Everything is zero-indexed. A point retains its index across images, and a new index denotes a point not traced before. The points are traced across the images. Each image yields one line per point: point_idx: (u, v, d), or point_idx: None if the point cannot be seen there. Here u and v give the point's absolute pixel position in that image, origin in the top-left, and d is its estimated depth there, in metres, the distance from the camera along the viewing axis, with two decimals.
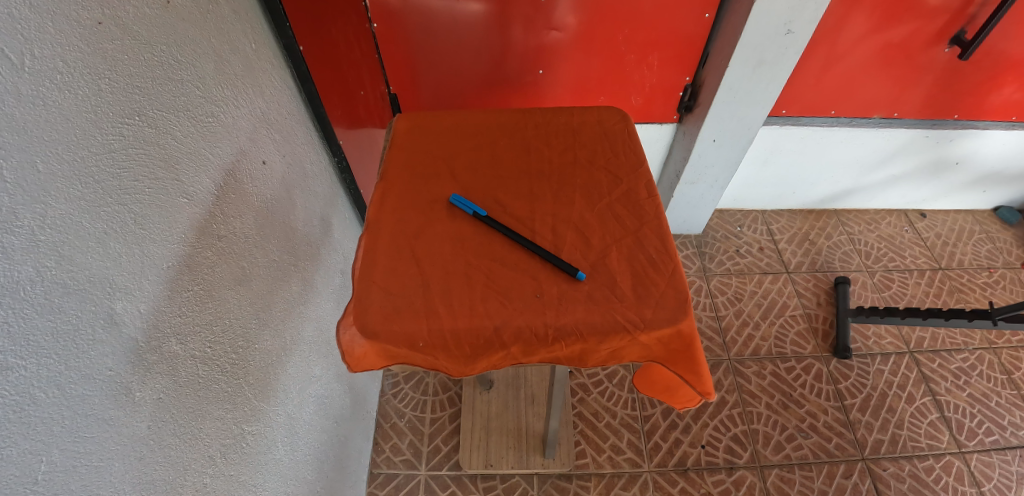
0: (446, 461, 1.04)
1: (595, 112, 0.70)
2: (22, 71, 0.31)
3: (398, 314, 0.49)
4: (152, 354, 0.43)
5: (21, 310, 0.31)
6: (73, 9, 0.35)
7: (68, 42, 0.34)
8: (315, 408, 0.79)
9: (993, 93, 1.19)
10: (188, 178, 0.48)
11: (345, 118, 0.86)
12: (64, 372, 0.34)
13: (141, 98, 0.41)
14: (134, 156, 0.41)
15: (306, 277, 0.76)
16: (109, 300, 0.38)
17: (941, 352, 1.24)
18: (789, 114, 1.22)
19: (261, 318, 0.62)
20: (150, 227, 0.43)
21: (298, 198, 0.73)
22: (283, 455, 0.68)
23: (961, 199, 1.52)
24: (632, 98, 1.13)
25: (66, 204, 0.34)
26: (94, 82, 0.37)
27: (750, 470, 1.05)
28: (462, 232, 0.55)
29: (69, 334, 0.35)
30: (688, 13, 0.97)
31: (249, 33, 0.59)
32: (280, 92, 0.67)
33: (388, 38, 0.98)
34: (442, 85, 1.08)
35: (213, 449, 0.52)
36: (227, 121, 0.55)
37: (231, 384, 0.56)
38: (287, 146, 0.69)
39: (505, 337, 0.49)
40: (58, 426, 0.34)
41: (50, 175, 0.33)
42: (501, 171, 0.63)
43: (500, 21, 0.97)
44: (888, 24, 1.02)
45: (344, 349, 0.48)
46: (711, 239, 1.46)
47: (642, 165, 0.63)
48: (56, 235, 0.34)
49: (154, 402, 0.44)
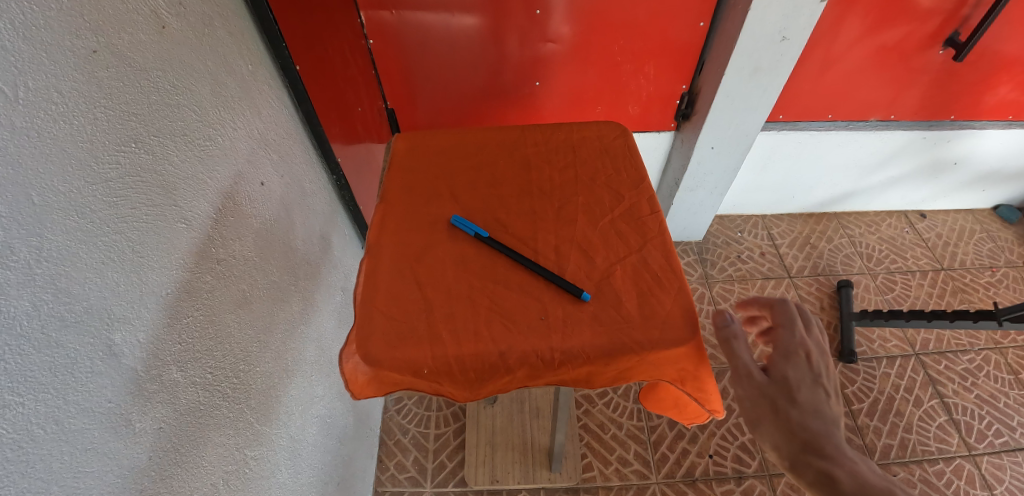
0: (450, 477, 1.03)
1: (594, 127, 0.69)
2: (16, 103, 0.31)
3: (402, 341, 0.48)
4: (151, 384, 0.42)
5: (18, 346, 0.31)
6: (66, 38, 0.34)
7: (62, 72, 0.34)
8: (318, 428, 0.78)
9: (989, 93, 1.19)
10: (187, 203, 0.48)
11: (343, 135, 0.86)
12: (62, 406, 0.34)
13: (137, 125, 0.41)
14: (131, 183, 0.41)
15: (307, 296, 0.76)
16: (106, 331, 0.38)
17: (948, 353, 1.23)
18: (786, 119, 1.22)
19: (262, 341, 0.62)
20: (149, 255, 0.42)
21: (297, 217, 0.73)
22: (286, 477, 0.67)
23: (962, 199, 1.52)
24: (630, 106, 1.13)
25: (62, 236, 0.34)
26: (89, 111, 0.36)
27: (759, 479, 1.03)
28: (464, 254, 0.55)
29: (67, 368, 0.34)
30: (682, 22, 0.97)
31: (245, 54, 0.59)
32: (277, 112, 0.67)
33: (384, 55, 0.99)
34: (440, 98, 1.08)
35: (216, 477, 0.51)
36: (225, 143, 0.55)
37: (233, 409, 0.55)
38: (284, 166, 0.69)
39: (510, 361, 0.48)
40: (57, 462, 0.34)
41: (45, 207, 0.33)
42: (502, 190, 0.62)
43: (495, 34, 0.97)
44: (882, 28, 1.02)
45: (346, 378, 0.48)
46: (712, 245, 1.46)
47: (643, 180, 0.63)
48: (52, 267, 0.33)
49: (155, 433, 0.43)
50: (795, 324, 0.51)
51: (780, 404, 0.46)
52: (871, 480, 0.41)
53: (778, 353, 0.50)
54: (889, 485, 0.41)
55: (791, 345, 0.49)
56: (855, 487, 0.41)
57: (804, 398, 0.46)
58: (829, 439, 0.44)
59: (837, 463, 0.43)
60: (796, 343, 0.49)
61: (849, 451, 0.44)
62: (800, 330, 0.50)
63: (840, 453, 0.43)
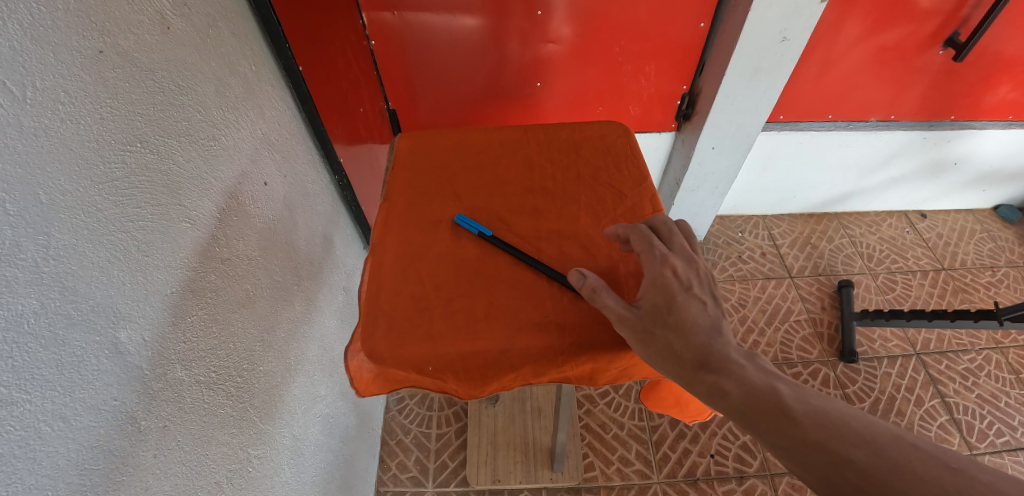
0: (452, 477, 1.03)
1: (596, 126, 0.70)
2: (23, 102, 0.31)
3: (406, 338, 0.48)
4: (156, 382, 0.43)
5: (25, 344, 0.31)
6: (74, 39, 0.35)
7: (69, 72, 0.34)
8: (321, 428, 0.78)
9: (989, 93, 1.20)
10: (191, 202, 0.48)
11: (346, 136, 0.87)
12: (68, 404, 0.34)
13: (143, 125, 0.41)
14: (137, 183, 0.41)
15: (309, 296, 0.76)
16: (112, 329, 0.38)
17: (949, 353, 1.23)
18: (786, 120, 1.23)
19: (265, 341, 0.62)
20: (154, 254, 0.43)
21: (300, 217, 0.73)
22: (289, 476, 0.67)
23: (963, 199, 1.52)
24: (631, 107, 1.14)
25: (69, 234, 0.34)
26: (96, 111, 0.37)
27: (760, 479, 1.03)
28: (468, 252, 0.55)
29: (73, 366, 0.35)
30: (683, 23, 0.97)
31: (249, 55, 0.59)
32: (281, 113, 0.67)
33: (386, 55, 0.99)
34: (441, 99, 1.08)
35: (219, 475, 0.51)
36: (228, 144, 0.55)
37: (236, 408, 0.55)
38: (288, 167, 0.69)
39: (514, 359, 0.48)
40: (64, 459, 0.34)
41: (52, 205, 0.33)
42: (505, 189, 0.63)
43: (496, 35, 0.97)
44: (882, 28, 1.03)
45: (351, 375, 0.48)
46: (713, 246, 1.46)
47: (645, 179, 0.63)
48: (59, 266, 0.34)
49: (160, 431, 0.43)
50: (654, 248, 0.49)
51: (660, 333, 0.44)
52: (756, 383, 0.39)
53: (646, 283, 0.48)
54: (772, 381, 0.40)
55: (653, 265, 0.47)
56: (742, 395, 0.39)
57: (680, 317, 0.44)
58: (715, 351, 0.42)
59: (724, 375, 0.40)
60: (659, 267, 0.47)
61: (735, 357, 0.41)
62: (658, 247, 0.49)
63: (728, 364, 0.41)
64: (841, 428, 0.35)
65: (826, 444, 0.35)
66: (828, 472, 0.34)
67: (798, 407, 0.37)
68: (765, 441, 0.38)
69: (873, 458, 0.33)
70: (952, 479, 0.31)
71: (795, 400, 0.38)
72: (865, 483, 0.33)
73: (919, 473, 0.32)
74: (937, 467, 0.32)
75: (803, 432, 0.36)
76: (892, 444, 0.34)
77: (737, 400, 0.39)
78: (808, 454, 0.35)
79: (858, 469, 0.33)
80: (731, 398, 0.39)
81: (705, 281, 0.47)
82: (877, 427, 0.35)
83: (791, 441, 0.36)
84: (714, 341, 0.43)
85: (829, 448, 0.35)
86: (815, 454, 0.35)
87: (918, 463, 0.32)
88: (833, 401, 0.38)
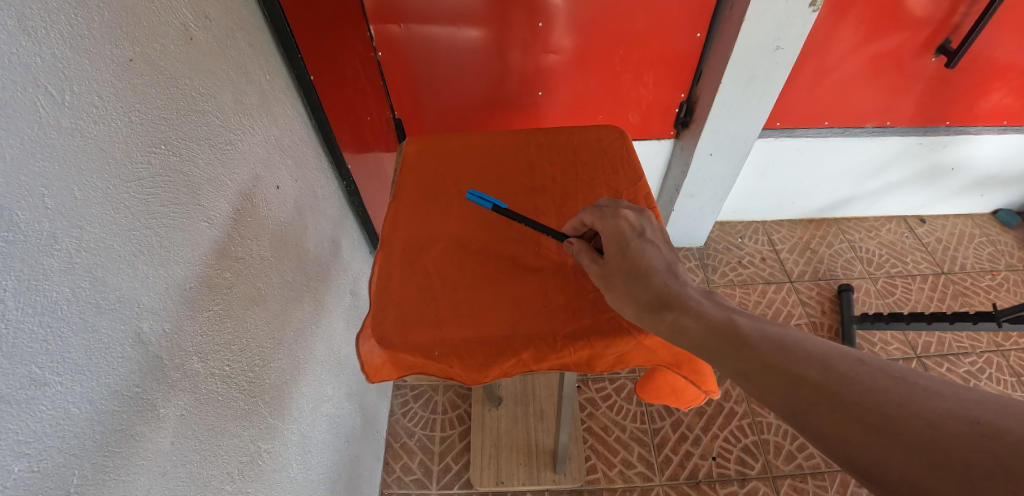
0: (456, 479, 1.04)
1: (595, 130, 0.72)
2: (62, 105, 0.34)
3: (413, 325, 0.50)
4: (175, 372, 0.45)
5: (57, 328, 0.33)
6: (107, 48, 0.38)
7: (102, 78, 0.37)
8: (327, 426, 0.79)
9: (983, 99, 1.22)
10: (209, 203, 0.50)
11: (353, 143, 0.89)
12: (95, 388, 0.36)
13: (166, 129, 0.44)
14: (161, 182, 0.43)
15: (318, 297, 0.78)
16: (136, 319, 0.40)
17: (949, 356, 1.24)
18: (783, 126, 1.25)
19: (276, 338, 0.64)
20: (174, 249, 0.45)
21: (309, 220, 0.76)
22: (297, 472, 0.68)
23: (961, 203, 1.54)
24: (630, 115, 1.17)
25: (99, 229, 0.37)
26: (126, 115, 0.39)
27: (763, 481, 1.04)
28: (472, 246, 0.58)
29: (100, 352, 0.37)
30: (680, 34, 1.01)
31: (263, 65, 0.62)
32: (293, 120, 0.70)
33: (393, 66, 1.02)
34: (445, 107, 1.11)
35: (231, 466, 0.53)
36: (244, 148, 0.58)
37: (247, 402, 0.57)
38: (298, 171, 0.72)
39: (515, 344, 0.49)
40: (89, 441, 0.36)
41: (85, 201, 0.35)
42: (507, 188, 0.65)
43: (499, 46, 1.01)
44: (876, 37, 1.05)
45: (362, 360, 0.50)
46: (714, 251, 1.48)
47: (641, 179, 0.65)
48: (91, 257, 0.36)
49: (177, 419, 0.45)
50: (606, 209, 0.54)
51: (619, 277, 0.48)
52: (715, 317, 0.42)
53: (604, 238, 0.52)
54: (729, 313, 0.43)
55: (609, 221, 0.52)
56: (701, 328, 0.42)
57: (634, 261, 0.48)
58: (672, 292, 0.45)
59: (683, 312, 0.43)
60: (614, 222, 0.52)
61: (692, 295, 0.45)
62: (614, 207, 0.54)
63: (685, 301, 0.44)
64: (794, 350, 0.38)
65: (782, 365, 0.37)
66: (785, 389, 0.36)
67: (754, 333, 0.40)
68: (728, 370, 0.40)
69: (824, 373, 0.36)
70: (896, 386, 0.33)
71: (751, 328, 0.41)
72: (820, 396, 0.35)
73: (865, 384, 0.34)
74: (881, 377, 0.34)
75: (761, 357, 0.39)
76: (841, 360, 0.36)
77: (697, 333, 0.42)
78: (766, 375, 0.38)
79: (812, 385, 0.36)
80: (691, 333, 0.42)
81: (658, 231, 0.52)
82: (828, 347, 0.38)
83: (751, 366, 0.39)
84: (670, 282, 0.46)
85: (787, 369, 0.37)
86: (771, 374, 0.38)
87: (865, 375, 0.35)
88: (788, 328, 0.41)
